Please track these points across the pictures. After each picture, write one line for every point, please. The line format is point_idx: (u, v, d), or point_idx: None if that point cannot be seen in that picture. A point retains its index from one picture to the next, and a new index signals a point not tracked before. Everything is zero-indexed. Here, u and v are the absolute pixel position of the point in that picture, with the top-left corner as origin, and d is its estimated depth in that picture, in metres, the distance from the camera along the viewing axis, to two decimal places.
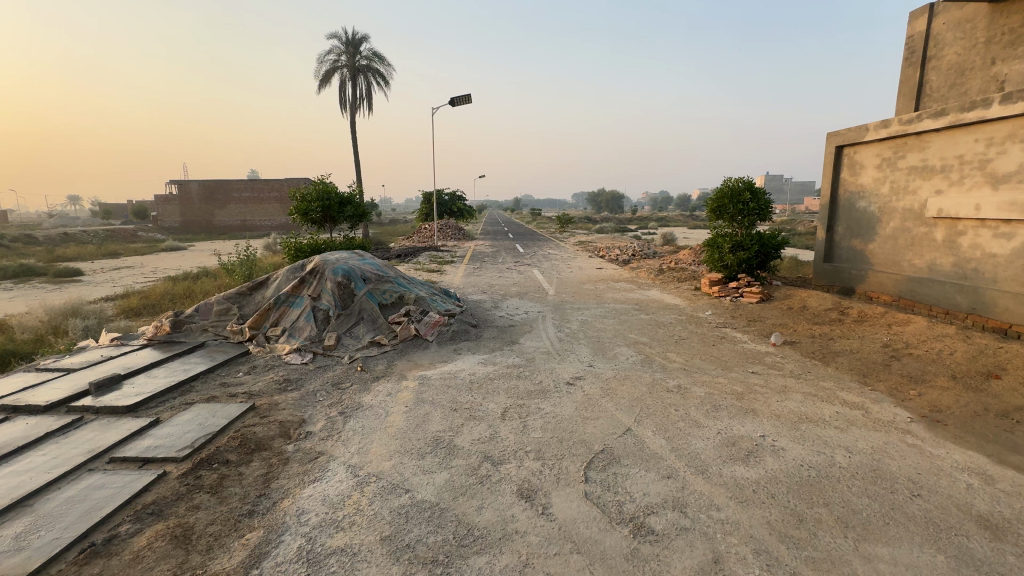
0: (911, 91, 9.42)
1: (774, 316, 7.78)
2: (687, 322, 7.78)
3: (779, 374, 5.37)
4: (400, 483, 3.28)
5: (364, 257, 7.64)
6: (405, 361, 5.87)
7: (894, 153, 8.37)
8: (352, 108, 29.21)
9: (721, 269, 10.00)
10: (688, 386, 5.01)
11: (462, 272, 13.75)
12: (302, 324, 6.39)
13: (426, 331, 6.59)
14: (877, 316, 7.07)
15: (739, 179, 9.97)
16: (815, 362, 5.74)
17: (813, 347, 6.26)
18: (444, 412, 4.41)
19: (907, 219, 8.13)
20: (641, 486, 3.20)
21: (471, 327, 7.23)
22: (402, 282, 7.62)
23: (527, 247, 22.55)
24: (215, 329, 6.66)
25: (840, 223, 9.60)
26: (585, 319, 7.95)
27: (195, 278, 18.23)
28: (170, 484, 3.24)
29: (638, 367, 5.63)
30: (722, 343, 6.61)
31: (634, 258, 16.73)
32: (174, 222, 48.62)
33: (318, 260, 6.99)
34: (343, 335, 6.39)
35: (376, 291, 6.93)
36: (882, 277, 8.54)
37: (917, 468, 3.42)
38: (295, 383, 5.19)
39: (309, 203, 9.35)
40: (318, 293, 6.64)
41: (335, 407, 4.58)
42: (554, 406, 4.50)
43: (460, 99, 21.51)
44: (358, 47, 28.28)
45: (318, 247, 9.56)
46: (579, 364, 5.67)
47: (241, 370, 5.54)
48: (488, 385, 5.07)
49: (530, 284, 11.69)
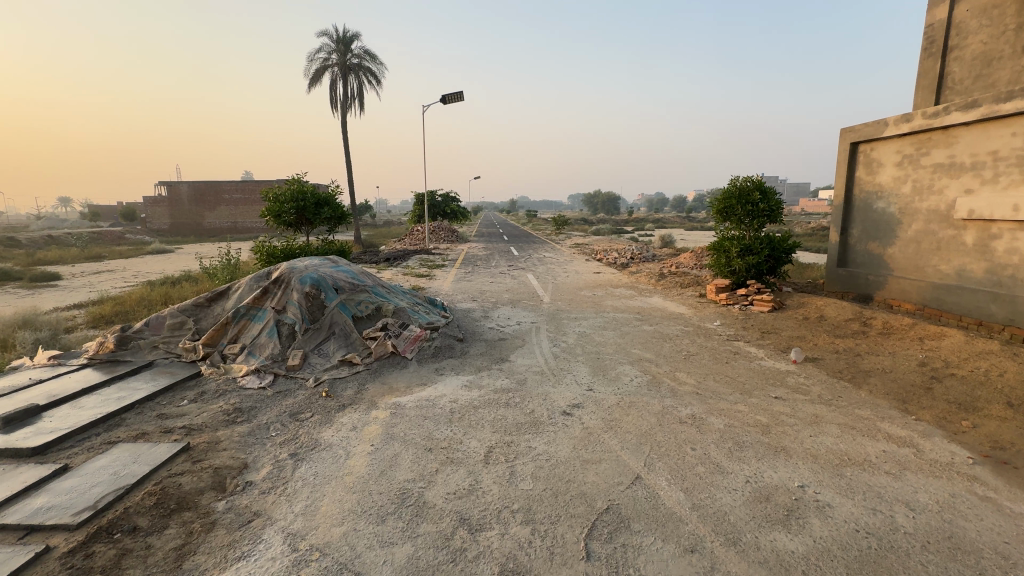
0: (930, 84, 8.79)
1: (790, 328, 7.09)
2: (695, 335, 7.07)
3: (807, 400, 4.67)
4: (348, 563, 2.54)
5: (338, 264, 6.91)
6: (378, 384, 5.13)
7: (917, 149, 7.72)
8: (344, 109, 28.47)
9: (728, 274, 9.33)
10: (704, 416, 4.30)
11: (452, 278, 13.01)
12: (263, 341, 5.65)
13: (405, 347, 5.86)
14: (905, 330, 6.39)
15: (748, 178, 9.30)
16: (845, 385, 5.04)
17: (839, 366, 5.57)
18: (415, 454, 3.68)
19: (933, 221, 7.47)
20: (659, 566, 2.48)
21: (456, 341, 6.50)
22: (380, 292, 6.89)
23: (522, 250, 21.87)
24: (167, 346, 5.91)
25: (855, 225, 8.94)
26: (582, 331, 7.22)
27: (176, 282, 17.53)
28: (47, 568, 2.48)
29: (645, 390, 4.92)
30: (736, 359, 5.92)
31: (632, 262, 16.04)
32: (164, 224, 47.72)
33: (285, 268, 6.25)
34: (311, 352, 5.66)
35: (349, 302, 6.20)
36: (905, 283, 7.87)
37: (1001, 535, 2.73)
38: (247, 414, 4.45)
39: (283, 204, 8.58)
40: (283, 305, 5.91)
41: (287, 447, 3.84)
42: (548, 445, 3.78)
43: (452, 95, 20.69)
44: (349, 44, 27.54)
45: (293, 252, 8.80)
46: (577, 388, 4.95)
47: (186, 397, 4.78)
48: (472, 415, 4.34)
49: (523, 290, 10.98)
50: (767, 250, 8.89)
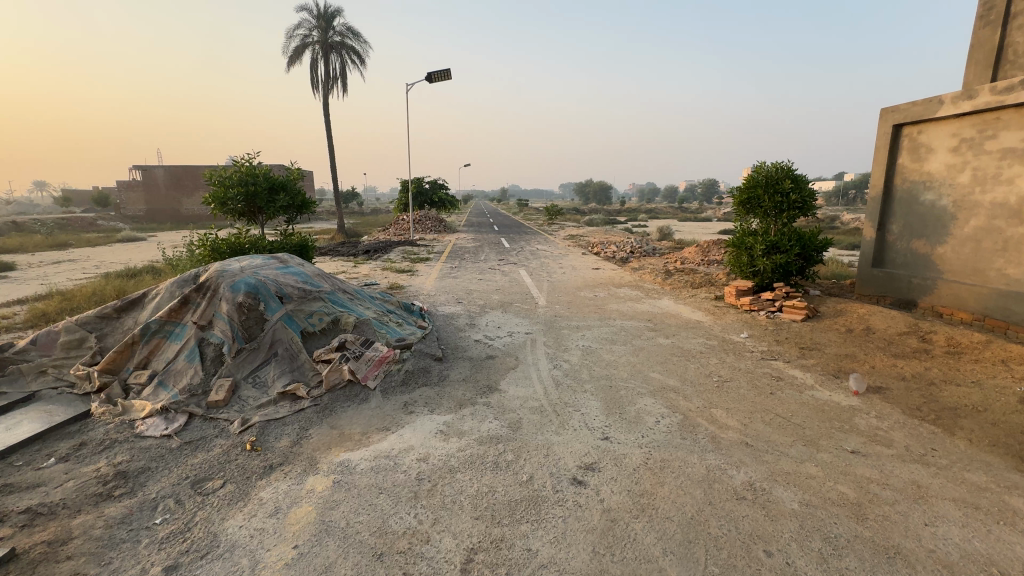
0: (986, 58, 7.64)
1: (833, 343, 5.95)
2: (722, 351, 5.90)
3: (894, 457, 3.51)
4: None
5: (288, 265, 5.60)
6: (325, 429, 3.86)
7: (981, 131, 6.59)
8: (325, 91, 26.73)
9: (749, 275, 8.17)
10: (769, 488, 3.11)
11: (436, 274, 11.66)
12: (180, 366, 4.35)
13: (367, 373, 4.62)
14: (978, 350, 5.29)
15: (776, 164, 8.10)
16: (933, 430, 3.89)
17: (914, 399, 4.44)
18: (356, 568, 2.42)
19: (998, 217, 6.37)
20: None
21: (433, 361, 5.25)
22: (340, 298, 5.60)
23: (514, 242, 20.51)
24: (57, 372, 4.56)
25: (896, 220, 7.80)
26: (587, 346, 5.98)
27: (134, 275, 15.94)
28: None
29: (678, 441, 3.70)
30: (781, 388, 4.75)
31: (633, 257, 14.78)
32: (139, 211, 45.46)
33: (214, 269, 4.91)
34: (243, 381, 4.37)
35: (298, 315, 4.93)
36: (962, 289, 6.76)
37: None
38: (133, 484, 3.17)
39: (228, 189, 7.18)
40: (209, 319, 4.58)
41: (166, 552, 2.57)
42: (556, 548, 2.55)
43: (437, 73, 18.95)
44: (331, 21, 25.73)
45: (242, 247, 7.40)
46: (588, 437, 3.74)
47: (54, 454, 3.47)
48: (447, 487, 3.11)
49: (516, 289, 9.71)
50: (798, 248, 7.73)
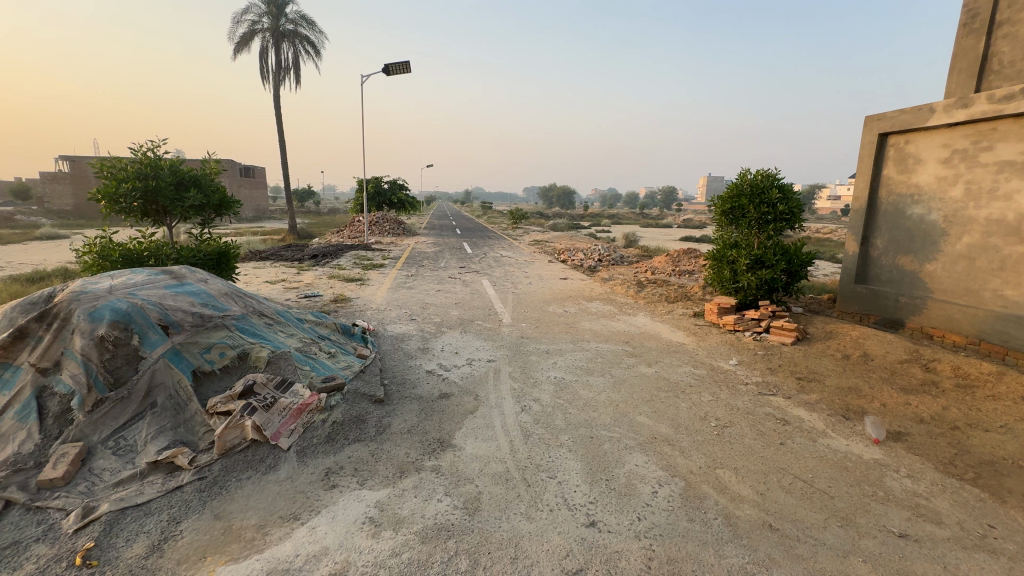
0: (971, 68, 7.33)
1: (832, 373, 5.31)
2: (714, 383, 5.13)
3: (953, 541, 2.78)
4: None
5: (184, 282, 4.41)
6: (204, 522, 2.76)
7: (975, 142, 6.18)
8: (275, 82, 24.83)
9: (730, 290, 7.55)
10: None
11: (389, 283, 10.49)
12: (6, 429, 3.14)
13: (280, 428, 3.54)
14: (990, 384, 4.76)
15: (761, 172, 7.52)
16: (980, 496, 3.21)
17: (943, 449, 3.78)
18: None
19: (995, 234, 5.95)
20: None
21: (371, 406, 4.21)
22: (253, 325, 4.47)
23: (477, 248, 19.40)
24: None
25: (882, 234, 7.36)
26: (559, 379, 5.07)
27: (40, 279, 13.85)
28: None
29: (685, 525, 2.84)
30: (791, 436, 3.99)
31: (601, 265, 14.08)
32: (65, 205, 41.31)
33: (72, 290, 3.69)
34: (100, 448, 3.19)
35: (189, 350, 3.79)
36: (956, 309, 6.32)
37: None
38: None
39: (121, 183, 5.84)
40: (54, 359, 3.36)
41: None
42: None
43: (395, 66, 17.63)
44: (283, 7, 23.86)
45: (143, 254, 6.09)
46: (569, 524, 2.81)
47: None
48: None
49: (478, 303, 8.71)
50: (783, 263, 7.15)
